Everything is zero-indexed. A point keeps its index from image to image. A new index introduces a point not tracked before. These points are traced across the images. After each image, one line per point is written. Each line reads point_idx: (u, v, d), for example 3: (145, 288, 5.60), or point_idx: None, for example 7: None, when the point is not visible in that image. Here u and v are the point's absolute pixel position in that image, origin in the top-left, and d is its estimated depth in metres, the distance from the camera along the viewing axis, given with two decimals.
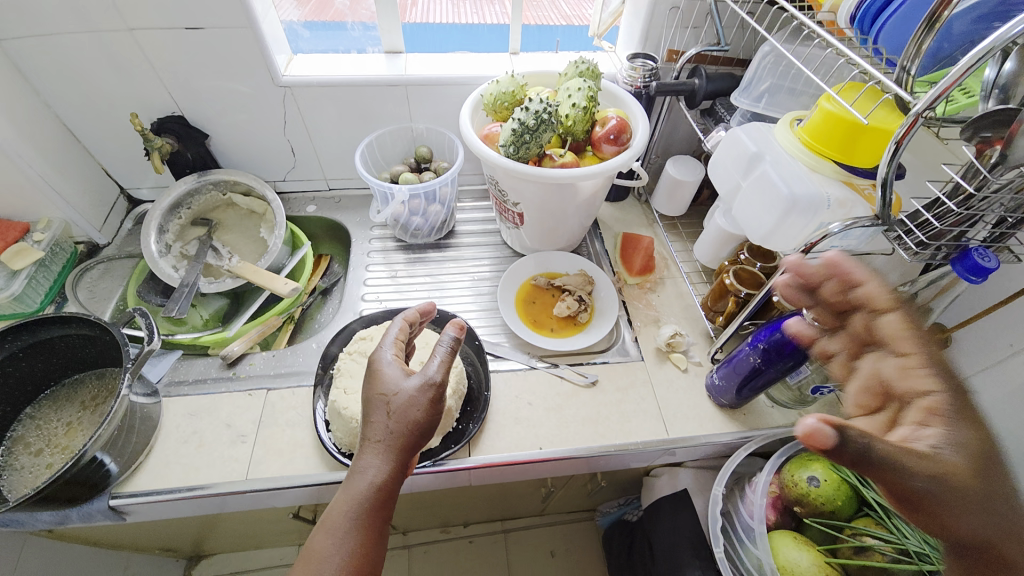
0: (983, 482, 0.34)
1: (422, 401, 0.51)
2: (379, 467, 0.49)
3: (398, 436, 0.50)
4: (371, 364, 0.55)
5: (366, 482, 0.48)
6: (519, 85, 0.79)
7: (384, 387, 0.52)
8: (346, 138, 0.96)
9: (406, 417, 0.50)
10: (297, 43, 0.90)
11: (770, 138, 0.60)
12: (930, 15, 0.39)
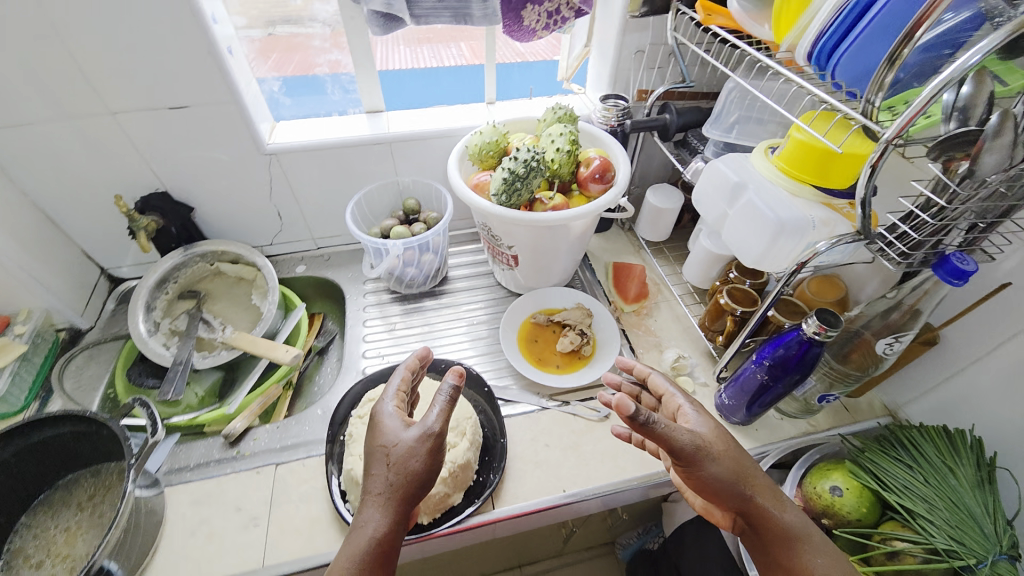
0: (724, 443, 0.52)
1: (421, 452, 0.49)
2: (378, 523, 0.47)
3: (398, 490, 0.48)
4: (371, 416, 0.54)
5: (365, 537, 0.46)
6: (501, 134, 0.83)
7: (384, 439, 0.50)
8: (333, 197, 0.97)
9: (407, 470, 0.48)
10: (279, 110, 0.92)
11: (749, 167, 0.64)
12: (891, 54, 0.44)
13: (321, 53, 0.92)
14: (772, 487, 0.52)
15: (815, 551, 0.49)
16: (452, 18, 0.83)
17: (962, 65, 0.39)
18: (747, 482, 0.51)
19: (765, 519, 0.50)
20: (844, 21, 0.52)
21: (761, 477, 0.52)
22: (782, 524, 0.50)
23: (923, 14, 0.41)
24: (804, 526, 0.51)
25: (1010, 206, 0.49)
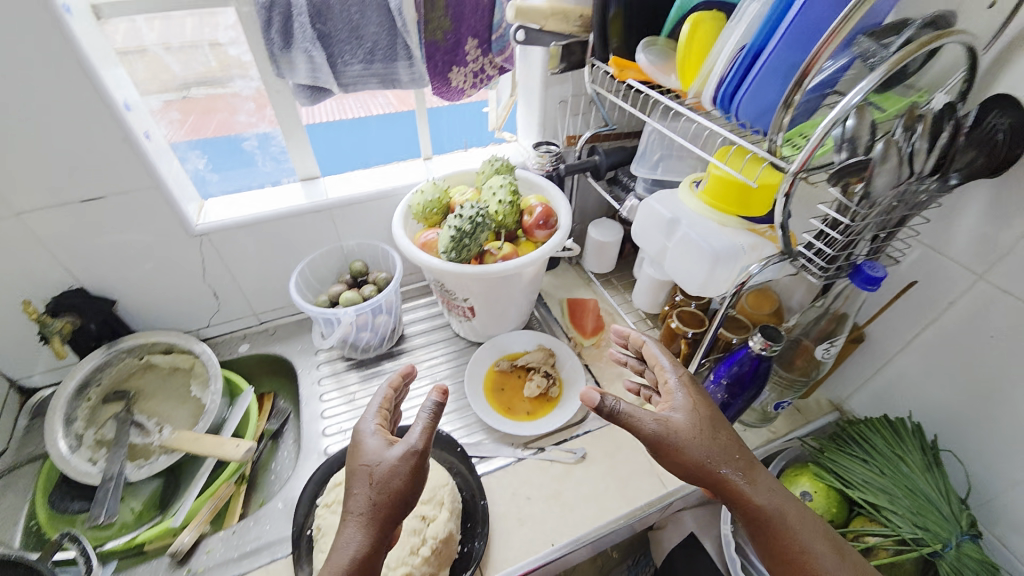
0: (696, 426, 0.54)
1: (404, 469, 0.50)
2: (357, 542, 0.48)
3: (381, 509, 0.49)
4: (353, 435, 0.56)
5: (343, 559, 0.47)
6: (443, 191, 0.84)
7: (367, 459, 0.52)
8: (273, 269, 0.93)
9: (387, 488, 0.50)
10: (206, 188, 0.88)
11: (678, 202, 0.68)
12: (785, 100, 0.50)
13: (246, 128, 0.90)
14: (751, 465, 0.54)
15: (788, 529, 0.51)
16: (381, 84, 0.84)
17: (845, 105, 0.45)
18: (717, 461, 0.53)
19: (739, 499, 0.53)
20: (743, 69, 0.59)
21: (738, 458, 0.54)
22: (758, 503, 0.52)
23: (808, 65, 0.47)
24: (782, 503, 0.53)
25: (903, 216, 0.56)
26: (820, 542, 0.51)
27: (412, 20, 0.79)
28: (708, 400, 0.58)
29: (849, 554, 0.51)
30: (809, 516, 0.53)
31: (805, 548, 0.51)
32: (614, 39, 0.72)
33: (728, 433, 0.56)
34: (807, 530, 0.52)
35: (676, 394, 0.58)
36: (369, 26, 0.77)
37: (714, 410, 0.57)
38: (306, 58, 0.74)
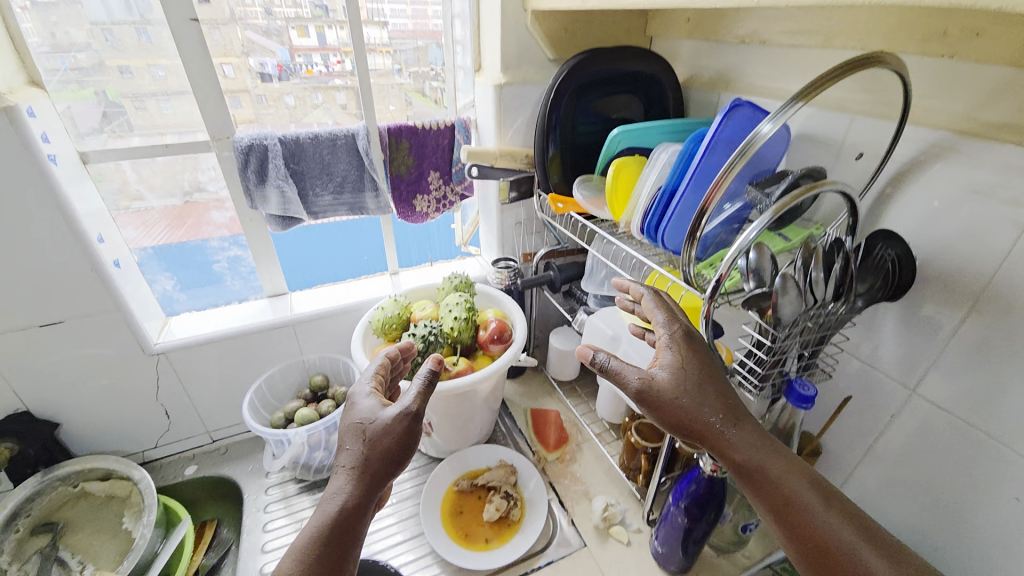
0: (679, 381, 0.51)
1: (395, 431, 0.51)
2: (341, 494, 0.48)
3: (367, 465, 0.49)
4: (347, 400, 0.57)
5: (329, 509, 0.47)
6: (403, 307, 0.87)
7: (359, 417, 0.53)
8: (232, 384, 0.92)
9: (376, 440, 0.50)
10: (173, 307, 0.91)
11: (620, 322, 0.72)
12: (691, 235, 0.54)
13: (218, 253, 0.91)
14: (737, 417, 0.51)
15: (773, 481, 0.48)
16: (349, 211, 0.93)
17: (742, 243, 0.50)
18: (703, 416, 0.50)
19: (720, 452, 0.50)
20: (662, 203, 0.67)
21: (721, 413, 0.51)
22: (739, 459, 0.49)
23: (705, 202, 0.52)
24: (770, 455, 0.49)
25: (821, 335, 0.60)
26: (811, 493, 0.47)
27: (380, 159, 0.90)
28: (702, 354, 0.54)
29: (848, 508, 0.47)
30: (802, 470, 0.49)
31: (794, 496, 0.47)
32: (553, 176, 0.81)
33: (715, 383, 0.52)
34: (798, 482, 0.48)
35: (662, 348, 0.54)
36: (339, 163, 0.87)
37: (704, 363, 0.53)
38: (278, 193, 0.83)
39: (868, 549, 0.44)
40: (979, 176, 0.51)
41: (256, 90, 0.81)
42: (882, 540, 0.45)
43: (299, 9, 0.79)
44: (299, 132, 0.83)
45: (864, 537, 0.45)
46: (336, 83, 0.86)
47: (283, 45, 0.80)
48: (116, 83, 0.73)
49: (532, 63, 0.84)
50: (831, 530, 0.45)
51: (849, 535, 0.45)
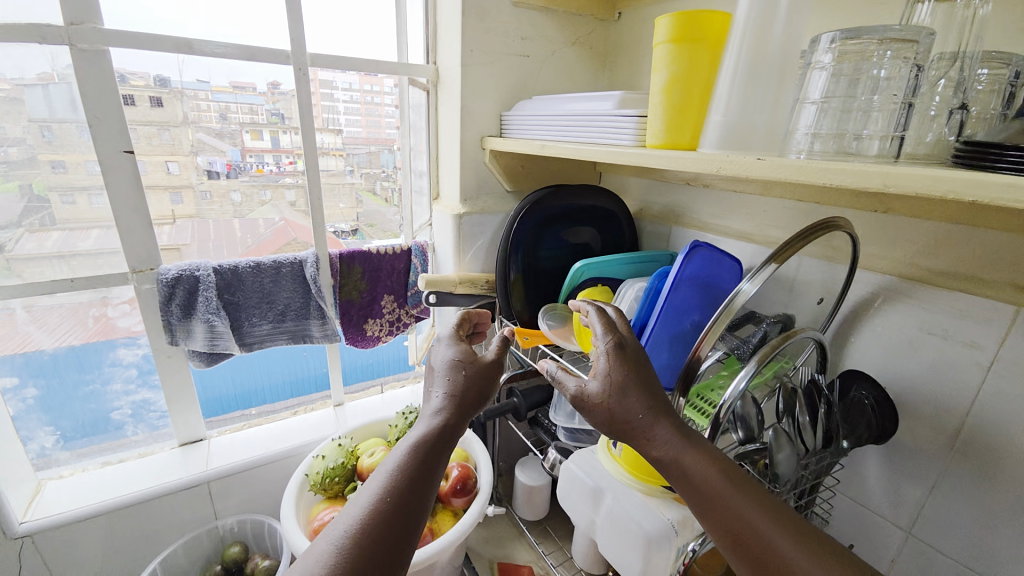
0: (601, 382, 0.48)
1: (488, 374, 0.51)
2: (440, 416, 0.46)
3: (462, 394, 0.48)
4: (437, 338, 0.56)
5: (423, 429, 0.45)
6: (347, 452, 0.76)
7: (460, 351, 0.53)
8: (121, 565, 0.74)
9: (478, 376, 0.50)
10: (54, 465, 0.75)
11: (600, 467, 0.64)
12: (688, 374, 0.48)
13: (120, 398, 0.76)
14: (664, 413, 0.47)
15: (692, 479, 0.44)
16: (290, 339, 0.84)
17: (734, 391, 0.46)
18: (624, 415, 0.47)
19: (643, 449, 0.47)
20: None
21: (645, 409, 0.47)
22: (657, 455, 0.46)
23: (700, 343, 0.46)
24: (690, 452, 0.45)
25: (815, 482, 0.55)
26: (735, 489, 0.43)
27: (329, 284, 0.83)
28: (636, 358, 0.50)
29: (773, 503, 0.42)
30: (728, 467, 0.44)
31: (716, 494, 0.43)
32: (516, 303, 0.79)
33: (643, 383, 0.48)
34: (720, 478, 0.43)
35: (597, 355, 0.50)
36: (282, 291, 0.80)
37: (636, 367, 0.49)
38: (207, 327, 0.74)
39: (792, 548, 0.39)
40: (933, 318, 0.53)
41: (200, 186, 0.76)
42: (811, 535, 0.40)
43: (254, 116, 0.76)
44: (240, 261, 0.76)
45: (790, 534, 0.40)
46: (287, 181, 0.82)
47: (235, 146, 0.77)
48: (46, 176, 0.65)
49: (491, 194, 0.86)
50: (752, 526, 0.41)
51: (772, 532, 0.40)
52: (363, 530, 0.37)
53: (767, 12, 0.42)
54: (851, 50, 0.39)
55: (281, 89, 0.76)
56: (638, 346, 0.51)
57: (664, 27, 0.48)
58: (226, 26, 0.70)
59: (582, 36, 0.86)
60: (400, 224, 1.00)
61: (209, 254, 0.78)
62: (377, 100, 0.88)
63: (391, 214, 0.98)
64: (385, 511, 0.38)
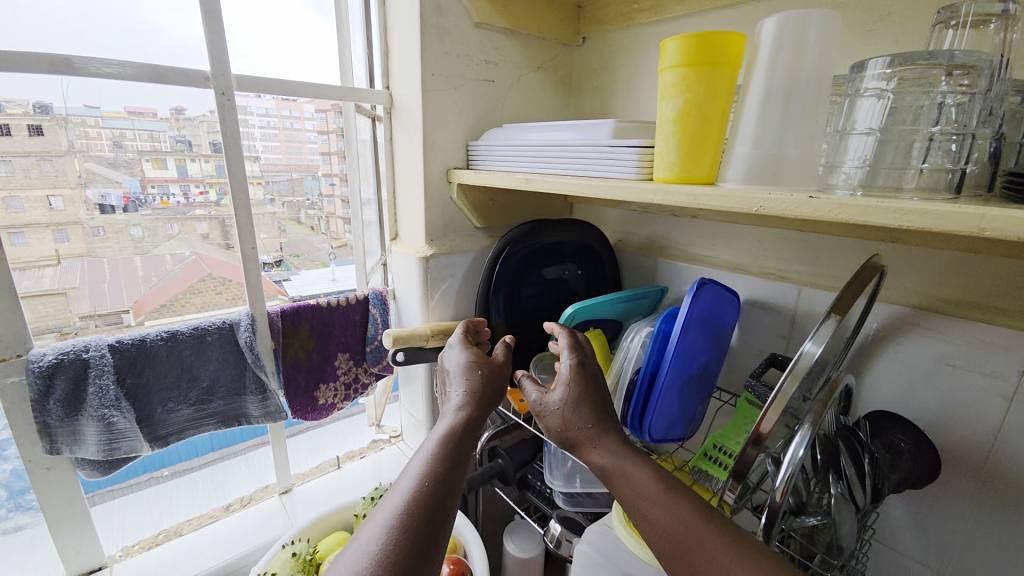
0: (555, 391, 0.50)
1: (500, 373, 0.55)
2: (463, 407, 0.48)
3: (480, 387, 0.51)
4: (448, 348, 0.59)
5: (449, 420, 0.47)
6: (307, 561, 0.60)
7: (471, 353, 0.56)
8: None
9: (492, 375, 0.53)
10: None
11: (621, 548, 0.55)
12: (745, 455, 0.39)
13: None
14: (610, 428, 0.47)
15: (630, 484, 0.42)
16: (220, 423, 0.67)
17: (792, 461, 0.39)
18: (572, 424, 0.48)
19: (586, 458, 0.46)
20: (640, 390, 0.58)
21: (593, 421, 0.47)
22: (598, 462, 0.45)
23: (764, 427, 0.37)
24: (630, 459, 0.44)
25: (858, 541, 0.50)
26: (672, 494, 0.41)
27: (269, 346, 0.69)
28: (592, 376, 0.52)
29: (713, 511, 0.39)
30: (670, 477, 0.43)
31: (653, 500, 0.41)
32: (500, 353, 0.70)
33: (596, 398, 0.50)
34: (657, 481, 0.42)
35: (562, 371, 0.52)
36: (207, 364, 0.64)
37: (595, 386, 0.51)
38: (101, 425, 0.56)
39: (724, 551, 0.36)
40: (949, 349, 0.51)
41: (91, 222, 0.61)
42: (749, 540, 0.37)
43: (157, 143, 0.63)
44: (148, 331, 0.60)
45: (724, 537, 0.37)
46: (197, 213, 0.68)
47: (133, 177, 0.63)
48: None
49: (459, 233, 0.77)
50: (684, 530, 0.38)
51: (707, 538, 0.37)
52: (412, 505, 0.37)
53: (797, 32, 0.37)
54: (905, 75, 0.34)
55: (186, 114, 0.63)
56: (597, 369, 0.54)
57: (672, 50, 0.43)
58: (129, 43, 0.56)
59: (547, 60, 0.80)
60: (328, 252, 0.85)
61: (105, 297, 0.63)
62: (293, 123, 0.74)
63: (319, 242, 0.83)
64: (431, 486, 0.39)
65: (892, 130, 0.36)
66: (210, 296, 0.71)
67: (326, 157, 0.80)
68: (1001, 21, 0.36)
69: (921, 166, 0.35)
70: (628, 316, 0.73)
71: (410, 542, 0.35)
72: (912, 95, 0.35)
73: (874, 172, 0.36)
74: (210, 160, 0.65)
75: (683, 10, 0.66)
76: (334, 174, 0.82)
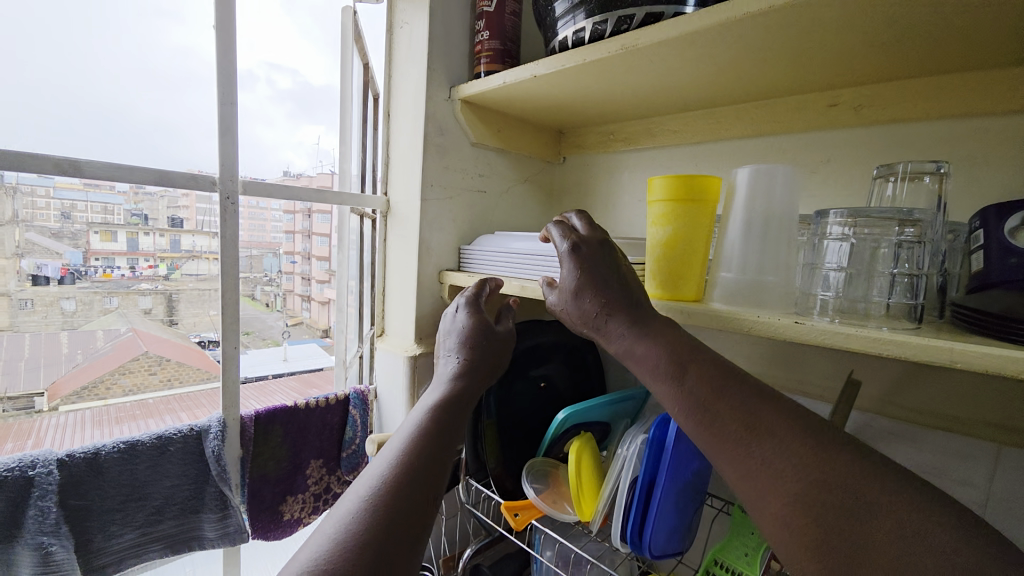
0: (564, 297, 0.49)
1: (499, 339, 0.57)
2: (455, 378, 0.49)
3: (480, 350, 0.54)
4: (453, 308, 0.60)
5: (450, 380, 0.49)
6: None
7: (476, 310, 0.58)
8: None
9: (485, 344, 0.54)
10: None
11: None
12: None
13: None
14: (627, 305, 0.45)
15: (646, 361, 0.43)
16: (166, 548, 0.59)
17: None
18: (586, 320, 0.48)
19: (607, 343, 0.46)
20: (636, 499, 0.56)
21: (600, 313, 0.46)
22: (615, 350, 0.45)
23: None
24: (643, 340, 0.43)
25: None
26: (694, 371, 0.40)
27: (237, 455, 0.63)
28: (601, 256, 0.48)
29: (737, 382, 0.39)
30: (692, 351, 0.42)
31: (668, 373, 0.41)
32: (490, 460, 0.66)
33: (608, 277, 0.47)
34: (676, 361, 0.41)
35: (561, 268, 0.49)
36: (163, 479, 0.57)
37: (596, 271, 0.47)
38: (36, 556, 0.48)
39: (743, 423, 0.36)
40: (923, 458, 0.54)
41: (19, 294, 0.54)
42: (772, 409, 0.36)
43: (109, 216, 0.59)
44: (104, 442, 0.54)
45: (747, 410, 0.37)
46: (143, 287, 0.64)
47: (76, 248, 0.58)
48: None
49: None
50: (704, 405, 0.38)
51: (724, 405, 0.38)
52: (415, 447, 0.39)
53: (768, 181, 0.44)
54: (860, 221, 0.41)
55: (146, 189, 0.61)
56: (604, 244, 0.49)
57: (659, 186, 0.49)
58: (137, 142, 0.57)
59: (533, 175, 0.89)
60: (281, 329, 0.78)
61: (17, 377, 0.54)
62: (259, 204, 0.69)
63: (273, 320, 0.76)
64: (418, 445, 0.39)
65: (856, 267, 0.41)
66: (142, 377, 0.65)
67: (290, 236, 0.77)
68: (934, 176, 0.43)
69: (884, 300, 0.40)
70: (616, 418, 0.73)
71: (415, 481, 0.36)
72: (871, 238, 0.41)
73: (846, 302, 0.41)
74: (166, 234, 0.64)
75: (653, 144, 0.77)
76: (296, 252, 0.79)
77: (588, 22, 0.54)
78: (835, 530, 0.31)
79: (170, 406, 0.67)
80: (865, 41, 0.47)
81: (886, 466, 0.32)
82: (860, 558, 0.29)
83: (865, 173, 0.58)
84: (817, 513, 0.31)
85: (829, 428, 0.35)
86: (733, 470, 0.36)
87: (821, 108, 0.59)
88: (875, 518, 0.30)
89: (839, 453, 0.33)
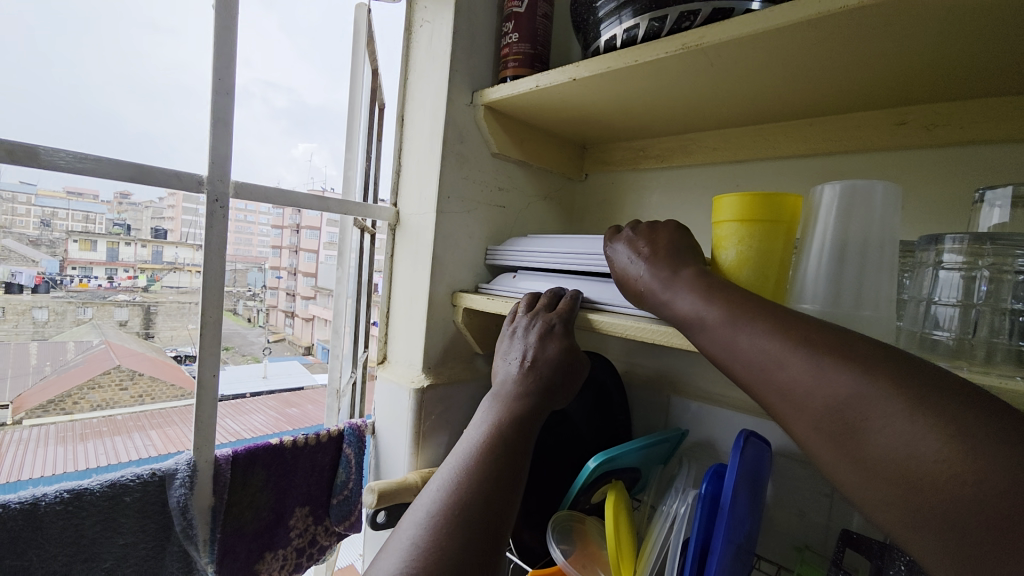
0: (622, 284, 0.47)
1: (569, 350, 0.50)
2: (511, 401, 0.45)
3: (547, 369, 0.49)
4: (524, 315, 0.53)
5: (503, 397, 0.46)
6: None
7: (535, 315, 0.52)
8: None
9: (550, 368, 0.49)
10: None
11: None
12: None
13: None
14: (676, 262, 0.42)
15: (677, 315, 0.39)
16: None
17: None
18: (635, 291, 0.45)
19: (651, 304, 0.43)
20: (689, 567, 0.48)
21: (648, 283, 0.43)
22: (657, 312, 0.42)
23: None
24: (677, 293, 0.40)
25: None
26: (711, 309, 0.36)
27: (207, 505, 0.53)
28: (665, 237, 0.45)
29: (754, 310, 0.34)
30: (713, 287, 0.37)
31: (693, 316, 0.37)
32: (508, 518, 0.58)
33: (648, 244, 0.45)
34: (696, 301, 0.38)
35: (619, 254, 0.47)
36: (115, 538, 0.46)
37: (654, 248, 0.44)
38: None
39: (762, 358, 0.32)
40: None
41: None
42: (790, 334, 0.31)
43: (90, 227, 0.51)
44: (46, 490, 0.43)
45: (762, 341, 0.32)
46: (120, 298, 0.55)
47: (54, 257, 0.50)
48: None
49: (455, 361, 0.71)
50: (721, 339, 0.35)
51: (742, 341, 0.33)
52: (468, 475, 0.37)
53: (863, 200, 0.38)
54: (981, 251, 0.37)
55: (132, 199, 0.52)
56: (665, 228, 0.46)
57: (729, 205, 0.42)
58: (108, 130, 0.48)
59: (553, 191, 0.83)
60: (264, 345, 0.69)
61: None
62: (247, 215, 0.60)
63: (254, 336, 0.67)
64: (471, 480, 0.36)
65: (977, 303, 0.37)
66: (112, 392, 0.54)
67: (276, 250, 0.69)
68: None
69: (1014, 342, 0.35)
70: (647, 462, 0.64)
71: (470, 512, 0.34)
72: (995, 271, 0.37)
73: (962, 343, 0.36)
74: (148, 245, 0.55)
75: (689, 162, 0.71)
76: (282, 267, 0.71)
77: (640, 18, 0.48)
78: (863, 449, 0.26)
79: (139, 423, 0.56)
80: (960, 58, 0.41)
81: (920, 372, 0.26)
82: (885, 476, 0.25)
83: (940, 194, 0.52)
84: (842, 433, 0.27)
85: (855, 338, 0.29)
86: (764, 398, 0.32)
87: (888, 127, 0.54)
88: (895, 432, 0.25)
89: (861, 363, 0.28)
